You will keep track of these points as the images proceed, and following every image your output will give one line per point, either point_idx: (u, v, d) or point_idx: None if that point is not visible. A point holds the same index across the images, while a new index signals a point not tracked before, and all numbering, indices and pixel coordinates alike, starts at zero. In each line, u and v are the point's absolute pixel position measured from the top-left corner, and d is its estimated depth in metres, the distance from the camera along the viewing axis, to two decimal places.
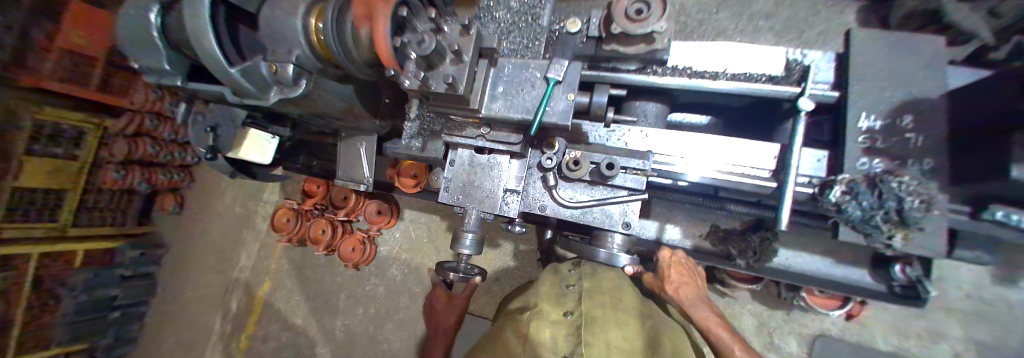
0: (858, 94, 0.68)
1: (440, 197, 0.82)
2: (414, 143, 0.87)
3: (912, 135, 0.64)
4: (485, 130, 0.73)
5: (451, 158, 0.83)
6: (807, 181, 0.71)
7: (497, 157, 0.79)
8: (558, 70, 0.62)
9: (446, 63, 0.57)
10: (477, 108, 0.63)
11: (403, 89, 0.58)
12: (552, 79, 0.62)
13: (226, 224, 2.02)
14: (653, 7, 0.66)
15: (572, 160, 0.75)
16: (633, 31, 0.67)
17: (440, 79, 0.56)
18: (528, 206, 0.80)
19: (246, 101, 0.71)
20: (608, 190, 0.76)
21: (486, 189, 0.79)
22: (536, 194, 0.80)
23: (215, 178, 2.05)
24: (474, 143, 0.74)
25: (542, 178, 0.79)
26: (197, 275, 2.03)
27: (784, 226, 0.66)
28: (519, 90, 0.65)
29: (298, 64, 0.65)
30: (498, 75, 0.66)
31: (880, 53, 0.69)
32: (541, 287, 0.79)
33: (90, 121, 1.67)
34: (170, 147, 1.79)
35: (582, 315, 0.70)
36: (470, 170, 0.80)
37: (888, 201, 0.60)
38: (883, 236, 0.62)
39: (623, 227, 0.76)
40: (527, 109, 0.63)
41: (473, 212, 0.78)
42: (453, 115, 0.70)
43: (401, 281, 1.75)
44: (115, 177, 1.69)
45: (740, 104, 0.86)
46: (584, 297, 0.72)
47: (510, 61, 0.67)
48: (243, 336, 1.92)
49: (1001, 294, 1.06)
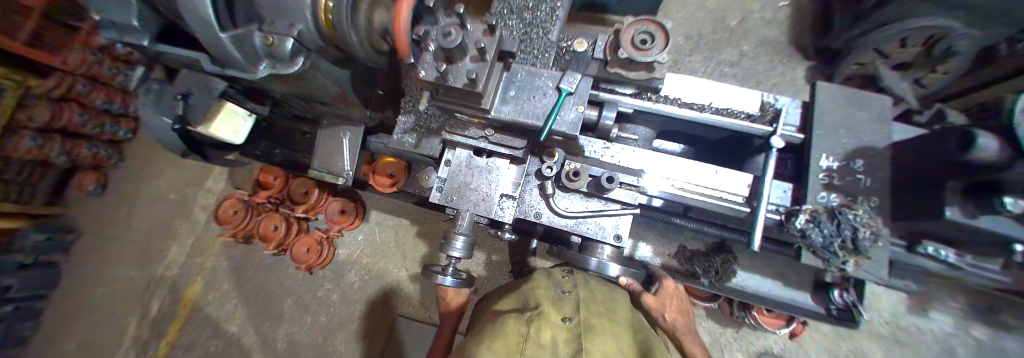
0: (820, 137, 0.78)
1: (432, 196, 0.82)
2: (407, 138, 0.84)
3: (863, 176, 0.74)
4: (489, 132, 0.75)
5: (446, 158, 0.83)
6: (776, 208, 0.79)
7: (496, 160, 0.81)
8: (571, 82, 0.66)
9: (466, 60, 0.58)
10: (487, 108, 0.65)
11: (418, 79, 0.59)
12: (564, 90, 0.66)
13: (156, 212, 1.76)
14: (657, 40, 0.73)
15: (571, 171, 0.78)
16: (638, 58, 0.72)
17: (459, 75, 0.57)
18: (523, 212, 0.81)
19: (229, 71, 0.65)
20: (602, 203, 0.80)
21: (482, 192, 0.80)
22: (531, 201, 0.81)
23: (150, 154, 1.81)
24: (476, 143, 0.76)
25: (539, 186, 0.82)
26: (112, 268, 1.71)
27: (756, 248, 0.72)
28: (531, 97, 0.68)
29: (298, 39, 0.61)
30: (511, 80, 0.69)
31: (839, 103, 0.80)
32: (539, 290, 0.81)
33: (10, 77, 1.31)
34: (101, 118, 1.58)
35: (580, 320, 0.71)
36: (468, 171, 0.81)
37: (844, 229, 0.68)
38: (839, 262, 0.70)
39: (614, 239, 0.80)
40: (537, 115, 0.66)
41: (468, 214, 0.78)
42: (458, 113, 0.70)
43: (360, 288, 1.63)
44: (32, 145, 1.41)
45: (715, 137, 0.95)
46: (581, 303, 0.77)
47: (524, 68, 0.70)
48: (160, 343, 1.66)
49: (913, 321, 1.26)
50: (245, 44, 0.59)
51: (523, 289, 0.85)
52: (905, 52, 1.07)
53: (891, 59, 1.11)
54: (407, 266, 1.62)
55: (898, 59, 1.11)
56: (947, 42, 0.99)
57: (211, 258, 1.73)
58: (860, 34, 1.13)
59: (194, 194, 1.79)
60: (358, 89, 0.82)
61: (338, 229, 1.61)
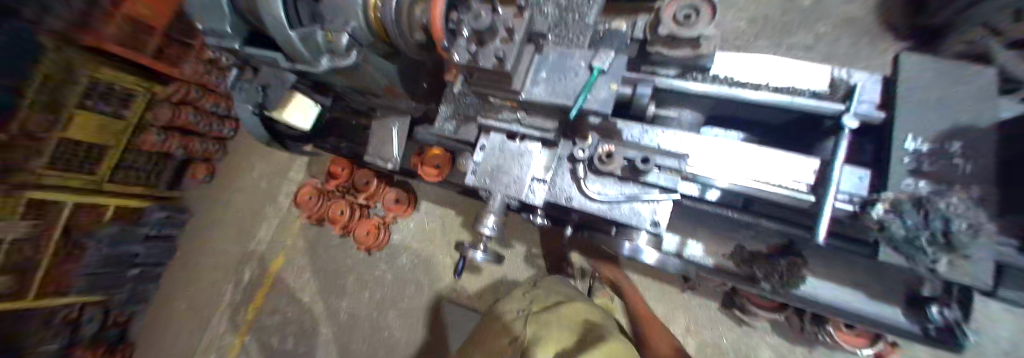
0: (906, 115, 0.68)
1: (468, 179, 0.86)
2: (447, 125, 0.92)
3: (960, 161, 0.63)
4: (521, 114, 0.79)
5: (483, 143, 0.86)
6: (847, 198, 0.70)
7: (529, 144, 0.82)
8: (603, 59, 0.67)
9: (495, 42, 0.59)
10: (518, 90, 0.67)
11: (453, 63, 0.62)
12: (597, 67, 0.66)
13: (248, 196, 2.08)
14: (702, 14, 0.68)
15: (604, 153, 0.75)
16: (681, 34, 0.68)
17: (489, 55, 0.59)
18: (554, 196, 0.80)
19: (298, 65, 0.75)
20: (639, 187, 0.75)
21: (514, 175, 0.82)
22: (563, 185, 0.80)
23: (241, 150, 2.13)
24: (508, 126, 0.81)
25: (572, 170, 0.80)
26: (212, 242, 2.08)
27: (819, 241, 0.64)
28: (561, 77, 0.69)
29: (352, 35, 0.68)
30: (542, 61, 0.72)
31: (927, 79, 0.69)
32: (503, 316, 1.07)
33: (143, 86, 1.74)
34: (210, 119, 1.95)
35: (526, 338, 0.94)
36: (501, 155, 0.84)
37: (934, 221, 0.59)
38: (927, 260, 0.61)
39: (651, 226, 0.75)
40: (567, 95, 0.67)
41: (498, 196, 0.81)
42: (492, 97, 0.73)
43: (410, 270, 1.76)
44: (157, 139, 1.83)
45: (778, 121, 0.86)
46: (531, 321, 0.98)
47: (556, 50, 0.72)
48: (250, 309, 1.95)
49: None
50: (309, 40, 0.68)
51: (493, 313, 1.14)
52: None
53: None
54: (452, 253, 1.72)
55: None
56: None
57: (290, 239, 1.98)
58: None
59: (279, 183, 2.05)
60: (405, 83, 0.89)
61: (393, 215, 1.76)
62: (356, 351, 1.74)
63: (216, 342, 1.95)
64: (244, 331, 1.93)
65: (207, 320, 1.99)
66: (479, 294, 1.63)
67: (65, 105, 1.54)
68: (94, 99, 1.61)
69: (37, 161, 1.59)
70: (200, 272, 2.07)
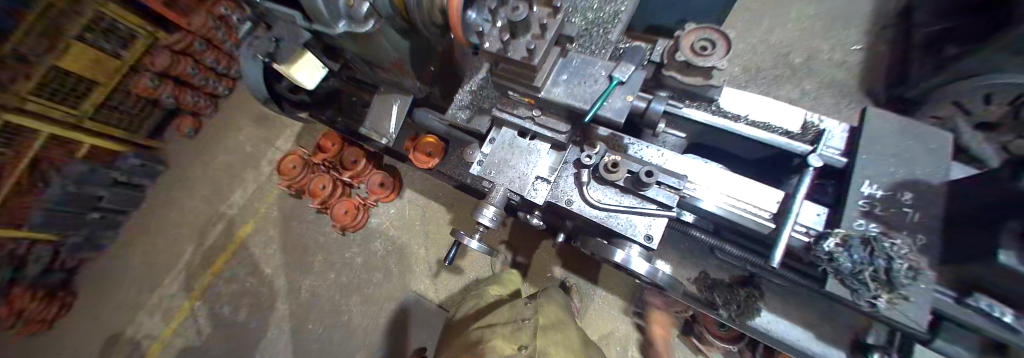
0: (864, 165, 0.76)
1: (473, 169, 0.82)
2: (460, 114, 0.90)
3: (909, 210, 0.72)
4: (536, 112, 0.77)
5: (492, 137, 0.84)
6: (804, 230, 0.76)
7: (537, 143, 0.79)
8: (623, 71, 0.68)
9: (527, 36, 0.64)
10: (539, 87, 0.69)
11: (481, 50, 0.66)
12: (616, 78, 0.67)
13: (230, 158, 2.05)
14: (718, 47, 0.69)
15: (611, 162, 0.74)
16: (696, 63, 0.68)
17: (519, 50, 0.63)
18: (555, 197, 0.76)
19: (314, 25, 0.78)
20: (637, 200, 0.74)
21: (519, 171, 0.77)
22: (565, 187, 0.77)
23: (235, 113, 2.12)
24: (522, 123, 0.78)
25: (575, 174, 0.78)
26: (183, 199, 2.02)
27: (774, 263, 0.69)
28: (581, 81, 0.70)
29: (372, 4, 0.71)
30: (565, 65, 0.73)
31: (893, 134, 0.77)
32: (503, 324, 1.03)
33: (146, 28, 1.75)
34: (207, 74, 1.96)
35: (532, 349, 0.95)
36: (509, 149, 0.80)
37: (876, 258, 0.66)
38: (868, 294, 0.67)
39: (643, 239, 0.71)
40: (584, 99, 0.68)
41: (502, 189, 0.76)
42: (512, 91, 0.75)
43: (382, 256, 1.74)
44: (150, 84, 1.79)
45: (753, 156, 0.94)
46: (538, 332, 1.00)
47: (579, 56, 0.73)
48: (208, 274, 1.87)
49: None
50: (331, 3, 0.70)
51: (490, 318, 1.09)
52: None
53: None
54: (428, 245, 1.71)
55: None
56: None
57: (263, 207, 1.94)
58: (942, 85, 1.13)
59: (266, 150, 2.02)
60: (413, 61, 0.92)
61: (375, 199, 1.76)
62: (311, 332, 1.68)
63: (163, 303, 1.84)
64: (196, 296, 1.84)
65: (159, 280, 1.88)
66: (450, 292, 1.62)
67: (64, 31, 1.53)
68: (95, 33, 1.61)
69: (24, 81, 1.52)
70: (163, 229, 1.98)
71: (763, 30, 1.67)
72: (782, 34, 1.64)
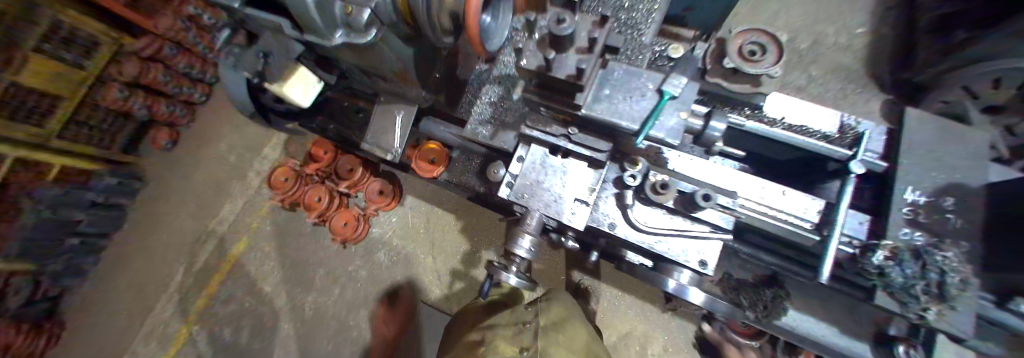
0: (908, 170, 0.73)
1: (501, 192, 0.78)
2: (481, 130, 0.88)
3: (952, 216, 0.70)
4: (572, 130, 0.72)
5: (519, 154, 0.80)
6: (848, 241, 0.74)
7: (572, 162, 0.77)
8: (676, 84, 0.59)
9: (571, 51, 0.58)
10: (580, 105, 0.61)
11: (517, 66, 0.60)
12: (668, 93, 0.58)
13: (214, 171, 1.93)
14: (768, 53, 0.76)
15: (659, 183, 0.70)
16: (749, 69, 0.75)
17: (567, 64, 0.57)
18: (596, 221, 0.76)
19: (308, 36, 0.69)
20: (688, 222, 0.73)
21: (554, 194, 0.75)
22: (605, 209, 0.77)
23: (215, 123, 1.98)
24: (556, 141, 0.73)
25: (617, 195, 0.77)
26: (169, 217, 1.90)
27: (824, 279, 0.66)
28: (626, 96, 0.62)
29: (373, 11, 0.63)
30: (606, 76, 0.64)
31: (931, 135, 0.75)
32: (501, 328, 0.95)
33: (111, 34, 1.61)
34: (181, 81, 1.81)
35: (535, 349, 0.85)
36: (541, 170, 0.77)
37: (930, 272, 0.64)
38: (919, 307, 0.65)
39: (697, 264, 0.72)
40: (633, 118, 0.60)
41: (537, 214, 0.73)
42: (545, 107, 0.71)
43: (387, 267, 1.67)
44: (118, 96, 1.65)
45: (783, 158, 0.93)
46: (540, 333, 0.89)
47: (621, 66, 0.65)
48: (203, 295, 1.78)
49: None
50: (326, 11, 0.62)
51: (492, 321, 1.01)
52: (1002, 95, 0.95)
53: (981, 99, 0.99)
54: (434, 253, 1.65)
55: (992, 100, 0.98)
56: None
57: (256, 222, 1.84)
58: (935, 78, 1.13)
59: (252, 159, 1.91)
60: (418, 69, 0.84)
61: (375, 208, 1.67)
62: (318, 349, 1.62)
63: (158, 328, 1.76)
64: (192, 319, 1.75)
65: (153, 304, 1.79)
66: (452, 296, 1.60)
67: (23, 43, 1.39)
68: (55, 43, 1.47)
69: None
70: (150, 250, 1.87)
71: (767, 14, 1.61)
72: (788, 18, 1.59)
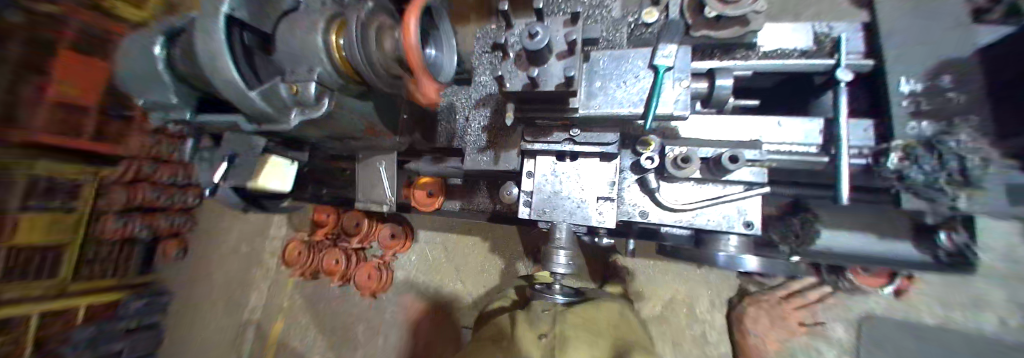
0: (893, 58, 0.71)
1: (521, 212, 0.87)
2: (484, 157, 0.90)
3: (953, 94, 0.68)
4: (575, 131, 0.79)
5: (529, 170, 0.88)
6: (858, 152, 0.71)
7: (583, 160, 0.84)
8: (666, 55, 0.69)
9: (553, 58, 0.63)
10: (576, 106, 0.70)
11: (503, 91, 0.66)
12: (660, 66, 0.67)
13: (231, 263, 1.97)
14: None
15: (680, 158, 0.76)
16: (729, 13, 0.70)
17: (552, 77, 0.62)
18: (627, 213, 0.85)
19: (264, 125, 0.68)
20: (721, 187, 0.80)
21: (573, 199, 0.83)
22: (632, 200, 0.86)
23: (218, 222, 2.02)
24: (562, 147, 0.81)
25: (640, 180, 0.85)
26: (204, 320, 1.96)
27: (846, 201, 0.63)
28: (620, 82, 0.71)
29: (319, 81, 0.61)
30: (593, 69, 0.73)
31: (908, 17, 0.72)
32: (519, 322, 0.84)
33: (88, 170, 1.64)
34: (170, 191, 1.88)
35: (554, 333, 0.79)
36: (557, 180, 0.85)
37: (948, 160, 0.62)
38: (947, 199, 0.63)
39: (743, 226, 0.78)
40: (635, 102, 0.69)
41: (564, 224, 0.81)
42: (541, 119, 0.77)
43: (422, 305, 1.68)
44: (116, 225, 1.76)
45: (766, 85, 0.90)
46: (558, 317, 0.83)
47: (606, 54, 0.74)
48: None
49: None
50: (273, 97, 0.61)
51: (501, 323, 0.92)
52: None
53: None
54: (462, 278, 1.64)
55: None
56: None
57: (286, 300, 1.87)
58: None
59: (261, 244, 1.94)
60: (382, 119, 0.82)
61: (392, 253, 1.68)
62: None
63: None
64: None
65: None
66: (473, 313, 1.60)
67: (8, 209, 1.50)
68: (39, 199, 1.57)
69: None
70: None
71: None
72: None
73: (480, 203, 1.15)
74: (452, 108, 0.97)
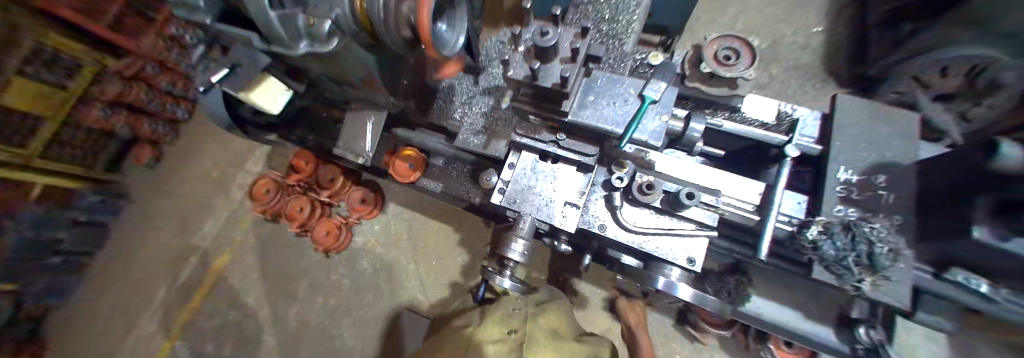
0: (839, 148, 0.79)
1: (494, 198, 0.89)
2: (475, 140, 0.96)
3: (884, 192, 0.75)
4: (560, 136, 0.85)
5: (512, 161, 0.92)
6: (788, 220, 0.78)
7: (562, 165, 0.89)
8: (655, 90, 0.74)
9: (556, 61, 0.70)
10: (567, 111, 0.73)
11: (506, 76, 0.72)
12: (649, 97, 0.73)
13: (199, 184, 1.97)
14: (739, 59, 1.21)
15: (645, 184, 0.81)
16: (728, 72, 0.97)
17: (550, 77, 0.69)
18: (587, 223, 0.86)
19: (273, 47, 0.73)
20: (675, 221, 0.83)
21: (543, 198, 0.87)
22: (595, 212, 0.87)
23: (200, 142, 2.04)
24: (546, 147, 0.86)
25: (606, 197, 0.87)
26: (153, 233, 1.94)
27: (763, 255, 0.70)
28: (610, 102, 0.76)
29: (335, 22, 0.68)
30: (591, 85, 0.78)
31: (861, 118, 0.82)
32: (492, 317, 0.94)
33: (92, 55, 1.68)
34: (165, 99, 1.93)
35: (523, 333, 0.88)
36: (533, 176, 0.89)
37: (859, 243, 0.68)
38: (853, 277, 0.68)
39: (686, 261, 0.80)
40: (618, 122, 0.74)
41: (529, 218, 0.84)
42: (533, 116, 0.83)
43: (370, 275, 1.68)
44: (101, 115, 1.76)
45: (732, 147, 0.99)
46: (527, 318, 0.92)
47: (604, 75, 0.80)
48: (185, 312, 1.79)
49: None
50: (289, 24, 0.67)
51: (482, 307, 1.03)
52: (949, 83, 0.95)
53: (932, 89, 0.98)
54: (417, 259, 1.66)
55: (941, 89, 0.97)
56: (993, 72, 0.86)
57: (239, 235, 1.85)
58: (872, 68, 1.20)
59: (235, 174, 1.95)
60: (383, 76, 0.88)
61: (357, 216, 1.70)
62: None
63: (140, 345, 1.77)
64: (175, 336, 1.76)
65: (134, 322, 1.81)
66: (419, 295, 1.61)
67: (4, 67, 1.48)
68: (35, 65, 1.55)
69: None
70: (135, 269, 1.90)
71: (731, 15, 1.56)
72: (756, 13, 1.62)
73: (458, 188, 1.13)
74: (452, 89, 1.05)
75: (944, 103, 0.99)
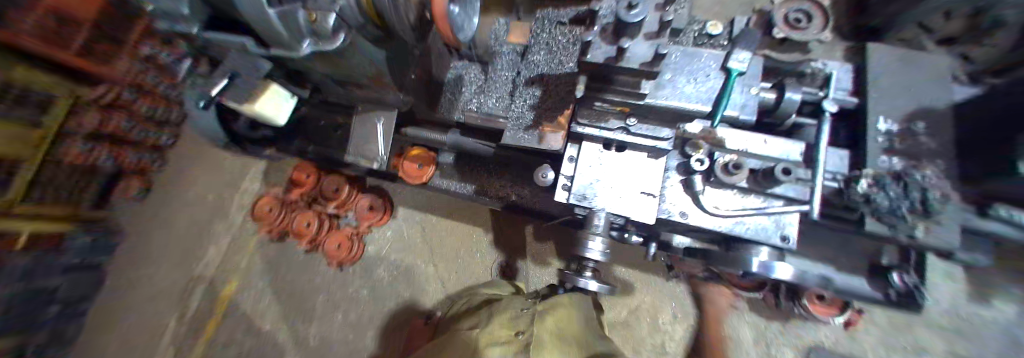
0: (874, 101, 0.77)
1: (562, 197, 0.78)
2: (527, 136, 0.81)
3: (924, 138, 0.73)
4: (631, 121, 0.71)
5: (570, 155, 0.80)
6: (831, 176, 0.75)
7: (629, 153, 0.77)
8: (740, 60, 0.66)
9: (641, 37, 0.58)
10: (646, 93, 0.62)
11: (581, 61, 0.59)
12: (735, 70, 0.65)
13: (195, 210, 1.88)
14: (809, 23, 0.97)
15: (730, 163, 0.72)
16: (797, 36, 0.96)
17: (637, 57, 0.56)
18: (664, 212, 0.77)
19: (274, 52, 0.68)
20: (762, 199, 0.74)
21: (616, 190, 0.75)
22: (669, 198, 0.78)
23: (189, 166, 1.96)
24: (613, 134, 0.73)
25: (685, 181, 0.79)
26: (152, 266, 1.86)
27: (815, 215, 0.68)
28: (690, 78, 0.66)
29: (339, 14, 0.62)
30: (668, 62, 0.68)
31: (897, 69, 0.80)
32: (498, 320, 0.87)
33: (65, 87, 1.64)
34: (145, 126, 1.88)
35: (532, 335, 0.81)
36: (598, 166, 0.77)
37: (911, 191, 0.66)
38: (908, 228, 0.68)
39: (779, 240, 0.73)
40: (704, 100, 0.64)
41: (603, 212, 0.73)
42: (603, 101, 0.69)
43: (389, 283, 1.63)
44: (82, 149, 1.69)
45: None
46: (536, 317, 0.86)
47: (678, 49, 0.69)
48: (198, 344, 1.72)
49: None
50: (291, 21, 0.60)
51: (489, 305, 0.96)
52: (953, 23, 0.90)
53: (935, 33, 0.93)
54: (435, 261, 1.62)
55: None
56: None
57: (245, 258, 1.79)
58: None
59: (231, 196, 1.86)
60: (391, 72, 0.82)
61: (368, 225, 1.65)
62: None
63: None
64: None
65: None
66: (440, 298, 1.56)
67: None
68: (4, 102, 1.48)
69: None
70: (139, 306, 1.82)
71: None
72: None
73: (490, 183, 1.13)
74: (459, 80, 1.00)
75: (947, 47, 0.94)
